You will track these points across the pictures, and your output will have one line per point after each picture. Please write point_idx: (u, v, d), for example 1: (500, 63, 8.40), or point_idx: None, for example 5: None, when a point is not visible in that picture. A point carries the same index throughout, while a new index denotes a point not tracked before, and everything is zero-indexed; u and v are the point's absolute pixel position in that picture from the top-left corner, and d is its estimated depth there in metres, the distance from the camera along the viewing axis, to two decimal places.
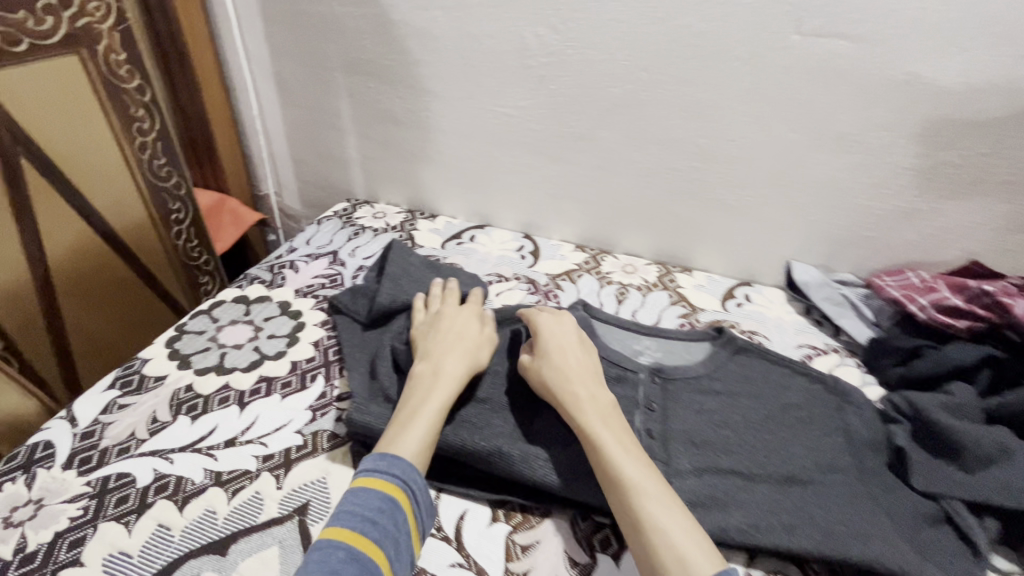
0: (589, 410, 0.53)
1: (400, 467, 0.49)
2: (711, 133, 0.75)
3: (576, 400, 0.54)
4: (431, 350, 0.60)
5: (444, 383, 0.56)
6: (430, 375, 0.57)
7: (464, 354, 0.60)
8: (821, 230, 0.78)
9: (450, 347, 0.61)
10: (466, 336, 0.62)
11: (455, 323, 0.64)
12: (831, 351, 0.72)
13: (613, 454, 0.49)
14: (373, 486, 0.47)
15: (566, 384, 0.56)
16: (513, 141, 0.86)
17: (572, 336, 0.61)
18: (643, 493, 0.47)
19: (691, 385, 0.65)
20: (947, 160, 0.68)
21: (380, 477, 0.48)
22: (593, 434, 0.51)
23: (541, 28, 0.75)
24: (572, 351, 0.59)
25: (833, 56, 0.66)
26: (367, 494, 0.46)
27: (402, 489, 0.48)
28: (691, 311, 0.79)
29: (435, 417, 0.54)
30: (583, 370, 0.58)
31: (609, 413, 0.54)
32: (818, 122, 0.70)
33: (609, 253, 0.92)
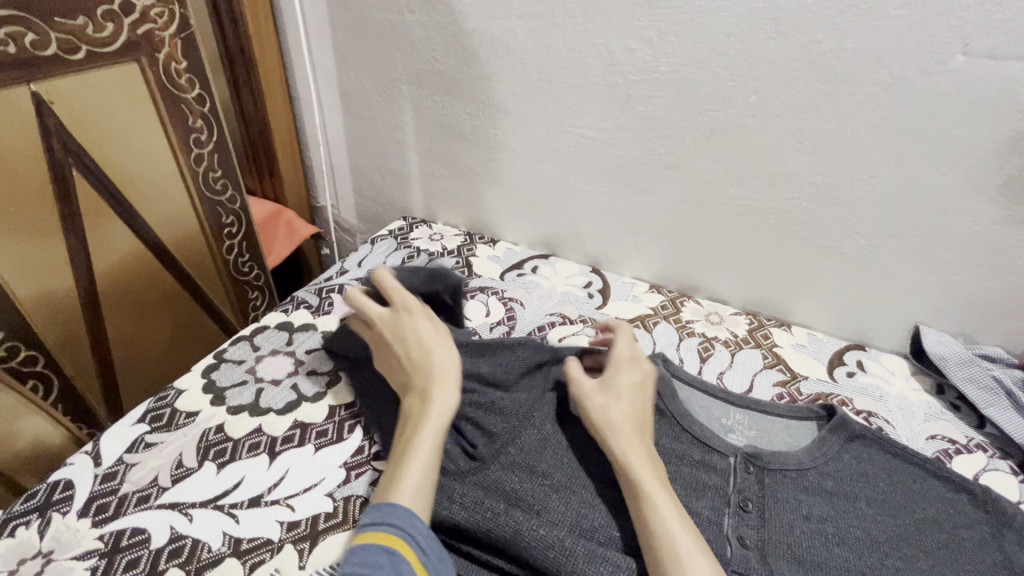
0: (644, 463, 0.48)
1: (399, 516, 0.42)
2: (831, 170, 0.63)
3: (632, 452, 0.49)
4: (410, 375, 0.55)
5: (435, 408, 0.51)
6: (421, 401, 0.52)
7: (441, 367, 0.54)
8: (966, 293, 0.64)
9: (423, 365, 0.55)
10: (432, 341, 0.57)
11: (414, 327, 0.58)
12: (976, 449, 0.58)
13: (665, 517, 0.43)
14: (367, 541, 0.40)
15: (629, 433, 0.50)
16: (588, 166, 0.77)
17: (640, 389, 0.56)
18: (694, 566, 0.40)
19: (795, 479, 0.53)
20: None
21: (375, 527, 0.41)
22: (646, 488, 0.46)
23: (633, 42, 0.65)
24: (633, 401, 0.54)
25: (1010, 84, 0.52)
26: (360, 549, 0.40)
27: (402, 538, 0.41)
28: (791, 378, 0.66)
29: (432, 450, 0.48)
30: (641, 418, 0.53)
31: (664, 475, 0.48)
32: (979, 164, 0.57)
33: (690, 297, 0.81)
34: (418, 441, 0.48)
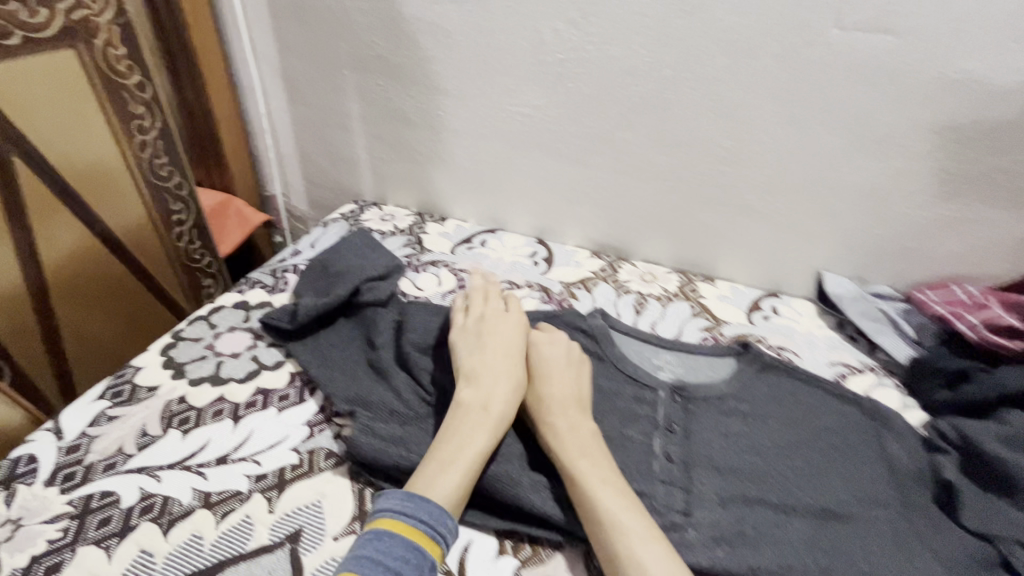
0: (569, 442, 0.50)
1: (429, 511, 0.44)
2: (738, 135, 0.71)
3: (558, 432, 0.51)
4: (480, 371, 0.56)
5: (495, 413, 0.52)
6: (482, 403, 0.53)
7: (515, 378, 0.55)
8: (857, 240, 0.73)
9: (502, 367, 0.56)
10: (514, 357, 0.58)
11: (499, 339, 0.59)
12: (867, 370, 0.67)
13: (592, 491, 0.47)
14: (397, 532, 0.43)
15: (547, 414, 0.53)
16: (527, 142, 0.82)
17: (561, 361, 0.57)
18: (621, 531, 0.44)
19: (718, 405, 0.60)
20: (998, 166, 0.63)
21: (406, 521, 0.43)
22: (571, 465, 0.49)
23: (559, 23, 0.71)
24: (558, 377, 0.56)
25: (875, 53, 0.61)
26: (389, 539, 0.42)
27: (429, 535, 0.43)
28: (715, 323, 0.74)
29: (481, 452, 0.49)
30: (565, 391, 0.55)
31: (591, 444, 0.51)
32: (856, 124, 0.65)
33: (627, 260, 0.88)
34: (468, 442, 0.49)
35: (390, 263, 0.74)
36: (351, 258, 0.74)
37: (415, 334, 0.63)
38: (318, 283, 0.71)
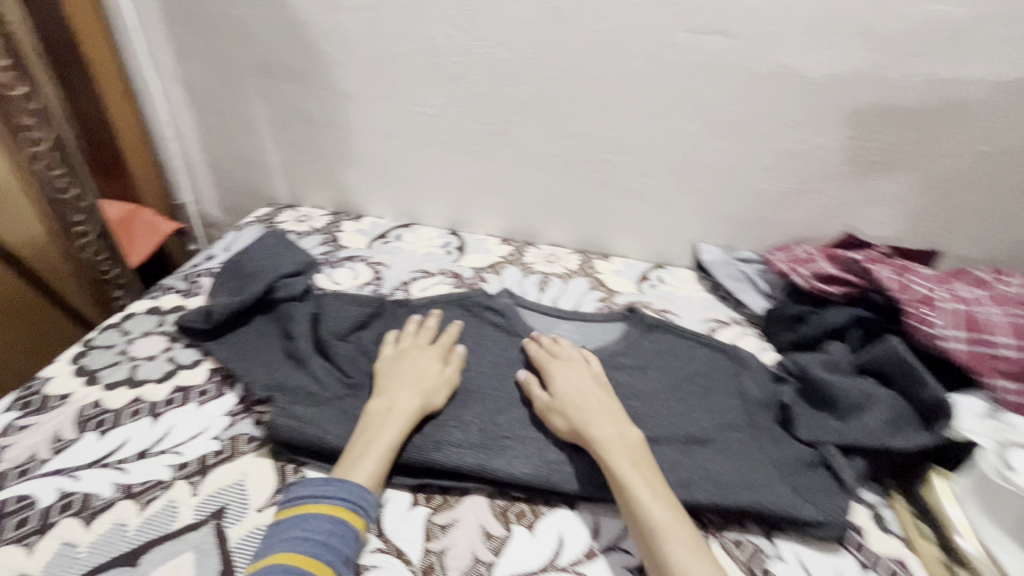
0: (617, 451, 0.52)
1: (349, 491, 0.49)
2: (615, 126, 0.80)
3: (604, 440, 0.52)
4: (392, 382, 0.59)
5: (395, 420, 0.55)
6: (383, 412, 0.56)
7: (419, 389, 0.58)
8: (722, 213, 0.85)
9: (413, 377, 0.59)
10: (427, 375, 0.60)
11: (417, 362, 0.61)
12: (733, 323, 0.78)
13: (641, 500, 0.48)
14: (306, 510, 0.48)
15: (591, 424, 0.54)
16: (432, 139, 0.88)
17: (590, 381, 0.59)
18: (669, 541, 0.46)
19: (607, 362, 0.69)
20: (821, 144, 0.75)
21: (312, 499, 0.49)
22: (620, 473, 0.50)
23: (449, 28, 0.77)
24: (590, 392, 0.58)
25: (716, 52, 0.71)
26: (299, 518, 0.47)
27: (347, 508, 0.49)
28: (609, 294, 0.83)
29: (384, 456, 0.53)
30: (600, 403, 0.57)
31: (638, 453, 0.52)
32: (709, 113, 0.76)
33: (533, 244, 0.96)
34: (377, 442, 0.53)
35: (302, 261, 0.77)
36: (263, 258, 0.76)
37: (330, 322, 0.68)
38: (230, 283, 0.74)
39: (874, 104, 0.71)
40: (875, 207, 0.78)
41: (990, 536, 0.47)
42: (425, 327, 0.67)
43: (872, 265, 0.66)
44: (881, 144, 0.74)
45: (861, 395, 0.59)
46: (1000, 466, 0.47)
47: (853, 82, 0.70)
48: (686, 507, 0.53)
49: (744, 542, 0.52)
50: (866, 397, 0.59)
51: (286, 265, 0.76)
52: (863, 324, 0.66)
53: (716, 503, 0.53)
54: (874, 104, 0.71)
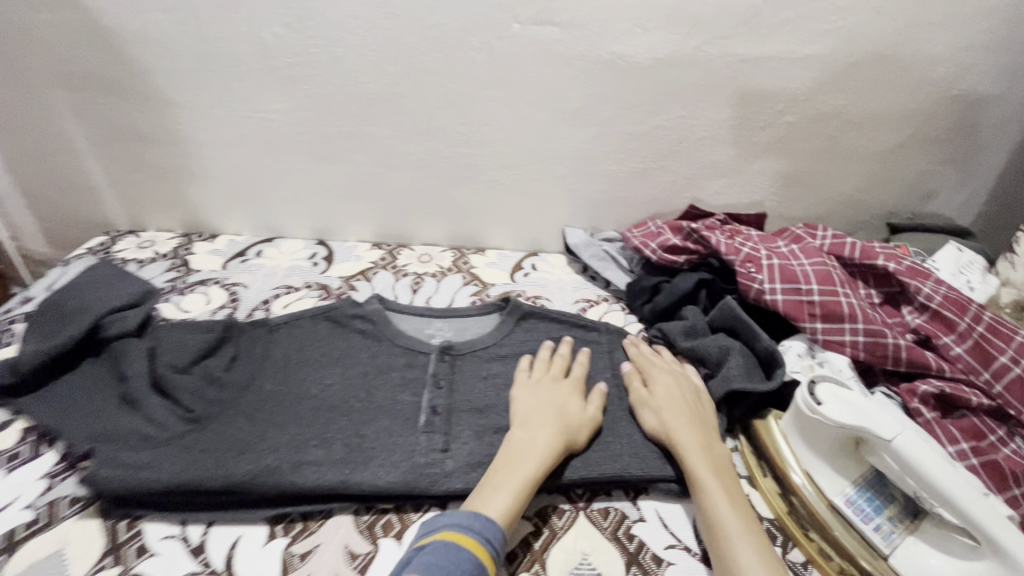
0: (699, 458, 0.52)
1: (490, 529, 0.46)
2: (467, 120, 0.80)
3: (687, 445, 0.53)
4: (526, 417, 0.56)
5: (540, 450, 0.52)
6: (529, 441, 0.53)
7: (564, 422, 0.55)
8: (583, 197, 0.88)
9: (552, 410, 0.57)
10: (571, 409, 0.57)
11: (562, 391, 0.59)
12: (602, 301, 0.81)
13: (717, 505, 0.49)
14: (466, 546, 0.44)
15: (676, 430, 0.55)
16: (281, 147, 0.83)
17: (683, 389, 0.60)
18: (740, 545, 0.46)
19: (481, 354, 0.67)
20: (658, 125, 0.81)
21: (471, 537, 0.45)
22: (699, 477, 0.51)
23: (278, 28, 0.72)
24: (679, 400, 0.58)
25: (551, 41, 0.73)
26: (458, 551, 0.43)
27: (485, 552, 0.44)
28: (483, 288, 0.83)
29: (526, 487, 0.50)
30: (695, 411, 0.58)
31: (721, 464, 0.53)
32: (554, 102, 0.78)
33: (407, 246, 0.94)
34: (519, 471, 0.51)
35: (144, 287, 0.69)
36: (92, 290, 0.67)
37: (169, 354, 0.61)
38: (46, 320, 0.64)
39: (696, 85, 0.77)
40: (711, 179, 0.86)
41: (811, 466, 0.52)
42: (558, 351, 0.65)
43: (707, 232, 0.72)
44: (707, 121, 0.80)
45: (716, 350, 0.63)
46: (809, 400, 0.51)
47: (676, 65, 0.75)
48: (557, 488, 0.54)
49: (610, 511, 0.53)
50: (723, 351, 0.62)
51: (122, 295, 0.67)
52: (707, 286, 0.71)
53: (581, 477, 0.54)
54: (697, 84, 0.77)
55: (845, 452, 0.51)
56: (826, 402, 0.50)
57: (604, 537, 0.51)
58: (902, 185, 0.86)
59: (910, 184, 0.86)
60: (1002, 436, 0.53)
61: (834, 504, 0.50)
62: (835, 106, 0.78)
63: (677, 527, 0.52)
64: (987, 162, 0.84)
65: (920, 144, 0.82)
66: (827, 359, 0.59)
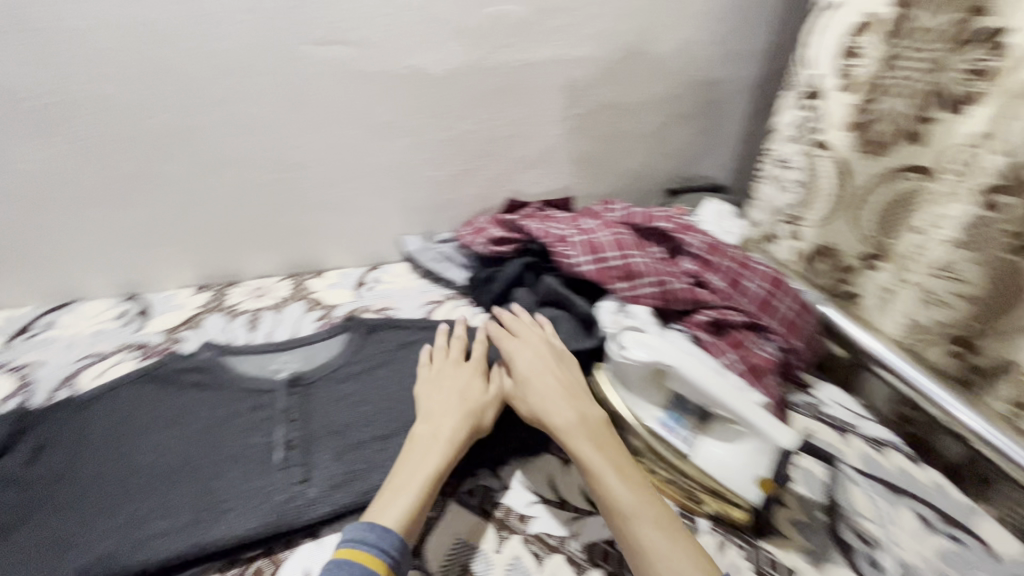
0: (581, 439, 0.54)
1: (386, 540, 0.47)
2: (276, 145, 0.78)
3: (564, 427, 0.55)
4: (431, 411, 0.57)
5: (438, 450, 0.53)
6: (429, 441, 0.54)
7: (462, 412, 0.57)
8: (412, 205, 0.91)
9: (453, 399, 0.58)
10: (469, 394, 0.59)
11: (459, 378, 0.61)
12: (446, 300, 0.85)
13: (611, 486, 0.50)
14: (359, 562, 0.45)
15: (552, 413, 0.56)
16: (57, 200, 0.73)
17: (548, 365, 0.60)
18: (640, 522, 0.48)
19: (334, 376, 0.67)
20: (467, 129, 0.87)
21: (368, 550, 0.46)
22: (586, 460, 0.52)
23: (21, 68, 0.63)
24: (548, 378, 0.59)
25: (345, 60, 0.75)
26: (351, 569, 0.44)
27: (382, 562, 0.45)
28: (327, 310, 0.83)
29: (423, 491, 0.51)
30: (564, 386, 0.58)
31: (601, 432, 0.55)
32: (363, 118, 0.80)
33: (237, 283, 0.89)
34: (418, 474, 0.51)
35: None
36: None
37: None
38: None
39: (492, 89, 0.84)
40: (525, 172, 0.95)
41: (631, 400, 0.61)
42: (454, 336, 0.67)
43: (524, 221, 0.80)
44: (510, 121, 0.88)
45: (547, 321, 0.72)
46: (618, 348, 0.61)
47: (469, 73, 0.82)
48: None
49: (477, 489, 0.57)
50: (552, 320, 0.71)
51: None
52: (532, 266, 0.79)
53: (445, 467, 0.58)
54: (492, 89, 0.84)
55: (656, 381, 0.62)
56: (630, 346, 0.60)
57: (474, 513, 0.55)
58: (675, 156, 1.04)
59: (680, 155, 1.04)
60: (757, 343, 0.68)
61: (650, 427, 0.59)
62: (608, 97, 0.92)
63: (538, 485, 0.58)
64: (730, 130, 1.05)
65: (679, 121, 1.00)
66: (632, 311, 0.69)
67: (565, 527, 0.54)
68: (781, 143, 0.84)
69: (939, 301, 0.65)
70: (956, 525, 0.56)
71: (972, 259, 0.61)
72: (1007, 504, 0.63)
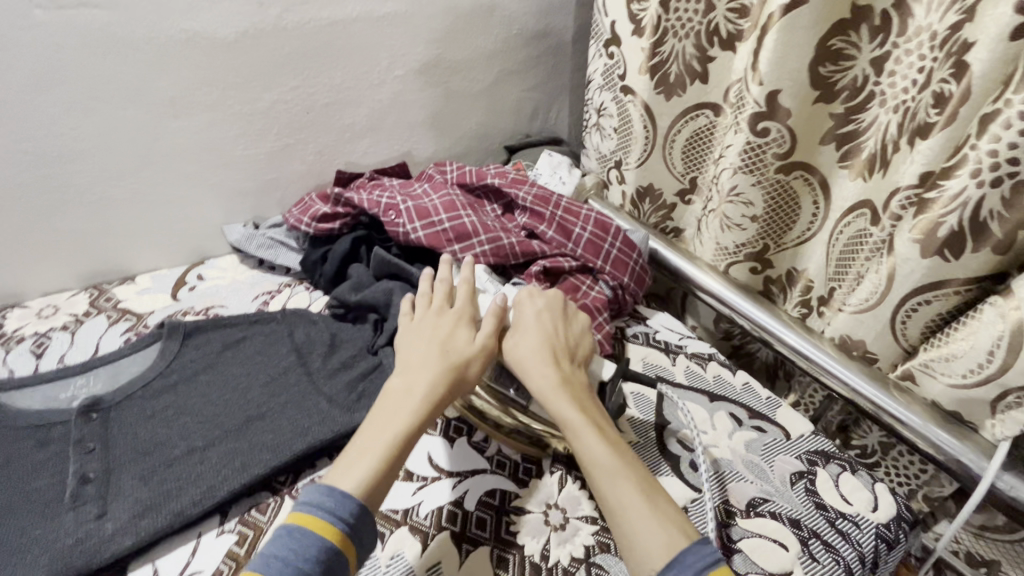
0: (563, 394, 0.51)
1: (344, 506, 0.43)
2: (28, 135, 0.65)
3: (546, 377, 0.52)
4: (409, 361, 0.53)
5: (412, 403, 0.49)
6: (404, 393, 0.50)
7: (440, 358, 0.52)
8: (230, 190, 0.82)
9: (436, 346, 0.53)
10: (451, 342, 0.54)
11: (440, 323, 0.56)
12: (282, 288, 0.79)
13: (588, 439, 0.48)
14: (311, 530, 0.41)
15: (535, 364, 0.53)
16: None
17: (541, 318, 0.57)
18: (616, 477, 0.46)
19: (141, 394, 0.59)
20: (277, 99, 0.79)
21: (321, 518, 0.42)
22: (567, 412, 0.50)
23: None
24: (536, 330, 0.56)
25: (99, 26, 0.63)
26: (302, 537, 0.41)
27: (337, 530, 0.42)
28: (138, 319, 0.73)
29: (390, 448, 0.46)
30: (554, 342, 0.55)
31: (584, 391, 0.53)
32: (142, 94, 0.69)
33: (18, 305, 0.75)
34: (385, 433, 0.47)
35: None
36: None
37: None
38: None
39: (297, 53, 0.77)
40: (354, 141, 0.89)
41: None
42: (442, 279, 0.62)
43: (350, 194, 0.76)
44: (325, 87, 0.82)
45: (383, 293, 0.68)
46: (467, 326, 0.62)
47: (265, 36, 0.74)
48: (256, 485, 0.53)
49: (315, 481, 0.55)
50: (388, 292, 0.68)
51: None
52: (365, 240, 0.76)
53: (278, 465, 0.54)
54: (297, 52, 0.77)
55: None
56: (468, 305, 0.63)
57: None
58: (512, 113, 1.04)
59: (517, 111, 1.04)
60: (591, 285, 0.72)
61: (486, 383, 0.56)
62: (430, 55, 0.88)
63: None
64: (561, 82, 1.06)
65: (510, 76, 0.99)
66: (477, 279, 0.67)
67: (412, 498, 0.52)
68: (597, 91, 0.86)
69: (735, 225, 0.70)
70: (762, 418, 0.63)
71: (752, 181, 0.66)
72: (805, 390, 0.73)
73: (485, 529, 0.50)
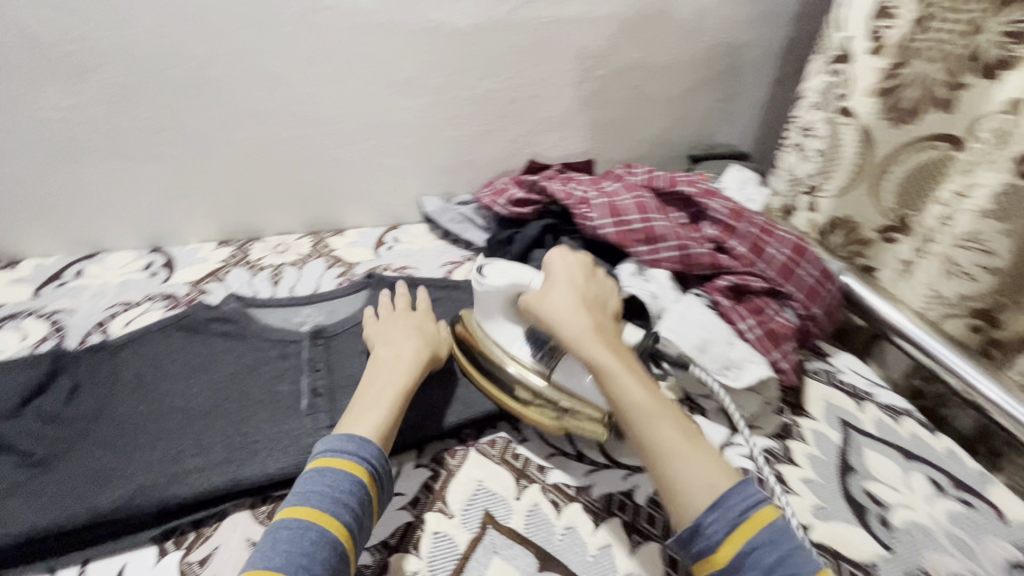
0: (600, 348, 0.50)
1: (368, 449, 0.48)
2: (299, 100, 0.77)
3: (581, 334, 0.51)
4: (390, 339, 0.59)
5: (405, 369, 0.55)
6: (394, 362, 0.56)
7: (423, 338, 0.59)
8: (432, 165, 0.91)
9: (411, 329, 0.61)
10: (427, 330, 0.61)
11: (411, 322, 0.62)
12: (465, 261, 0.86)
13: (628, 389, 0.48)
14: (341, 469, 0.46)
15: (572, 319, 0.51)
16: (84, 149, 0.72)
17: (576, 271, 0.56)
18: (658, 422, 0.46)
19: (355, 332, 0.67)
20: (489, 87, 0.85)
21: (349, 460, 0.46)
22: (604, 368, 0.49)
23: (43, 11, 0.62)
24: (574, 281, 0.55)
25: (368, 11, 0.73)
26: (335, 474, 0.45)
27: (364, 469, 0.47)
28: (348, 267, 0.84)
29: (395, 404, 0.52)
30: (588, 298, 0.54)
31: (617, 343, 0.52)
32: (386, 73, 0.79)
33: (259, 239, 0.89)
34: (385, 391, 0.53)
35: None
36: None
37: None
38: None
39: (516, 46, 0.82)
40: (545, 134, 0.93)
41: (497, 333, 0.59)
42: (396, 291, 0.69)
43: (545, 183, 0.80)
44: (533, 80, 0.87)
45: None
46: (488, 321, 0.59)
47: (494, 30, 0.80)
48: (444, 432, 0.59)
49: (497, 441, 0.58)
50: None
51: None
52: (552, 229, 0.79)
53: None
54: (516, 46, 0.82)
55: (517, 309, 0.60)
56: (488, 275, 0.57)
57: (493, 462, 0.56)
58: (698, 122, 1.02)
59: (703, 121, 1.02)
60: (777, 309, 0.68)
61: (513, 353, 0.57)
62: (633, 58, 0.90)
63: (555, 440, 0.58)
64: (754, 95, 1.02)
65: (704, 85, 0.97)
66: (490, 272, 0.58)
67: (584, 479, 0.54)
68: (807, 109, 0.82)
69: (962, 273, 0.65)
70: (970, 491, 0.56)
71: (1000, 229, 0.61)
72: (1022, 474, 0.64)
73: (655, 526, 0.51)
